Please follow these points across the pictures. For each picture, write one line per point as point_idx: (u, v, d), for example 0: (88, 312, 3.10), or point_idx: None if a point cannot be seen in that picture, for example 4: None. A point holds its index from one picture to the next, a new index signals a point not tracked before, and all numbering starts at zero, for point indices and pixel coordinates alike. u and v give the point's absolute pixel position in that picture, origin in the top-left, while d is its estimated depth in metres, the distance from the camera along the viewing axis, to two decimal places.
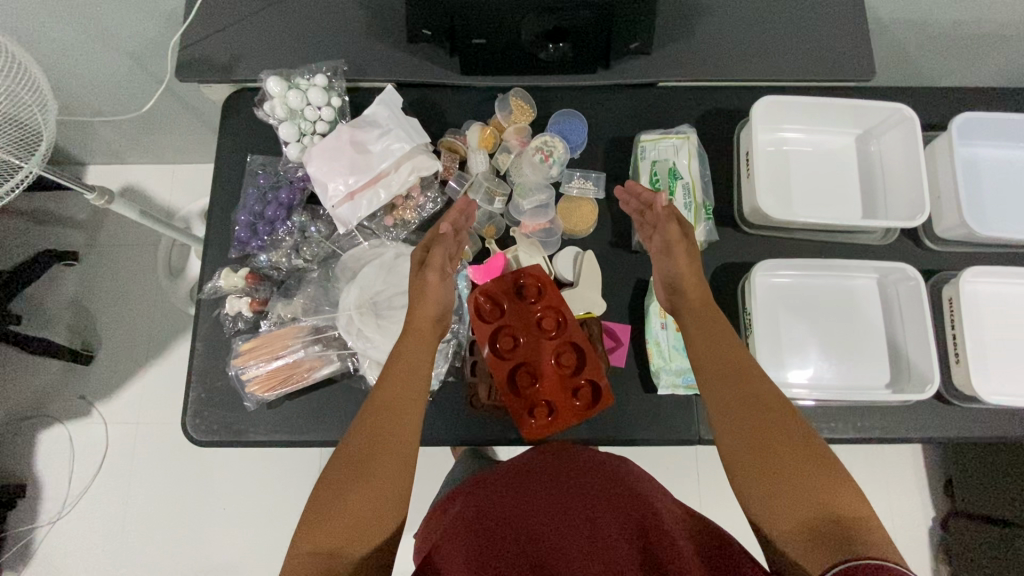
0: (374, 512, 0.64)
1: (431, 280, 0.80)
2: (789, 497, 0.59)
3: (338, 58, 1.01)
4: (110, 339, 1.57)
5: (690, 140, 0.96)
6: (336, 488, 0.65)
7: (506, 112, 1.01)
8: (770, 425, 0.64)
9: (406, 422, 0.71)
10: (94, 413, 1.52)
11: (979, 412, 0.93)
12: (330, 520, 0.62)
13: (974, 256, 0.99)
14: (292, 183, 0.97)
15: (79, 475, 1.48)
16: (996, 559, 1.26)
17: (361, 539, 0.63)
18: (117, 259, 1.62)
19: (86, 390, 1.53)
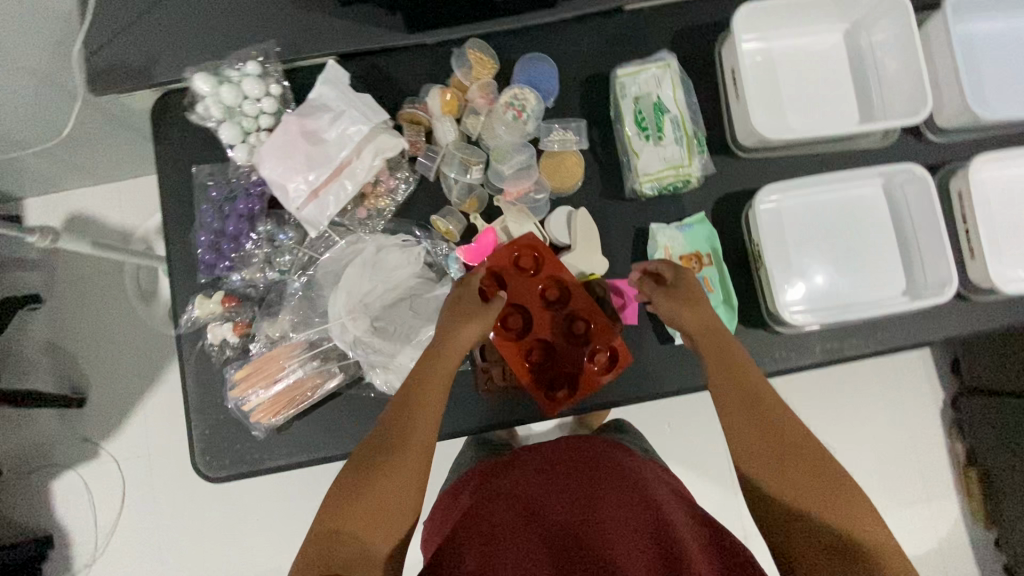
0: (390, 509, 0.61)
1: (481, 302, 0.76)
2: (808, 520, 0.57)
3: (268, 40, 0.90)
4: (99, 377, 1.50)
5: (671, 68, 0.86)
6: (352, 484, 0.62)
7: (466, 68, 0.91)
8: (792, 445, 0.63)
9: (426, 416, 0.68)
10: (103, 455, 1.47)
11: (1000, 302, 0.91)
12: (346, 513, 0.60)
13: (978, 141, 0.94)
14: (248, 189, 0.88)
15: (103, 516, 1.46)
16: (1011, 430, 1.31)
17: (377, 534, 0.60)
18: (85, 294, 1.52)
19: (88, 432, 1.48)
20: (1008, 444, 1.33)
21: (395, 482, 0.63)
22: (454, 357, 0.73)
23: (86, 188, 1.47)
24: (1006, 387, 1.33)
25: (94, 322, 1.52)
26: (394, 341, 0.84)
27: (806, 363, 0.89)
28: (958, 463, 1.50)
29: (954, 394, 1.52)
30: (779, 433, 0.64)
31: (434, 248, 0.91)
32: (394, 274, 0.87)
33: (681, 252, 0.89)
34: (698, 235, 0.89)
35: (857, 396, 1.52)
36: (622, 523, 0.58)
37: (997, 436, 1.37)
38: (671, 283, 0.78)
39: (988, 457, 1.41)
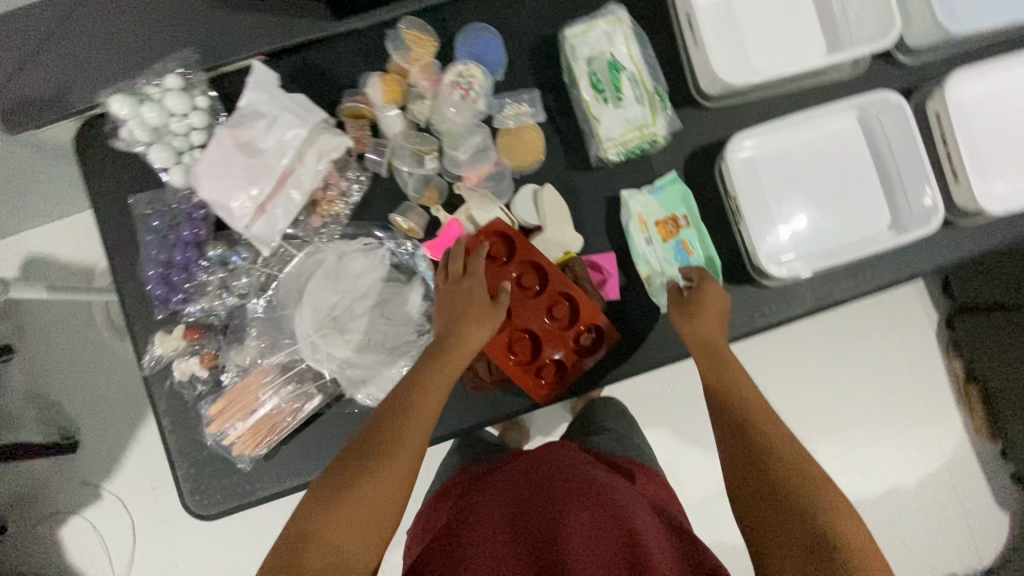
0: (374, 513, 0.56)
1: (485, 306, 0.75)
2: (786, 529, 0.56)
3: (184, 47, 0.82)
4: (87, 419, 1.44)
5: (622, 21, 0.80)
6: (334, 486, 0.57)
7: (403, 50, 0.84)
8: (780, 456, 0.61)
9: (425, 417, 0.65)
10: (106, 496, 1.42)
11: (988, 223, 0.88)
12: (326, 516, 0.55)
13: (951, 57, 0.89)
14: (190, 214, 0.82)
15: (117, 556, 1.42)
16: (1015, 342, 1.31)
17: (358, 540, 0.55)
18: (58, 336, 1.45)
19: (87, 475, 1.43)
20: (1011, 358, 1.32)
21: (383, 483, 0.58)
22: (455, 366, 0.70)
23: (36, 227, 1.38)
24: (1002, 302, 1.34)
25: (73, 363, 1.45)
26: (370, 351, 0.80)
27: (797, 314, 0.87)
28: (958, 382, 1.51)
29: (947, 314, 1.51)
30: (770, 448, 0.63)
31: (398, 248, 0.86)
32: (360, 282, 0.83)
33: (656, 216, 0.85)
34: (671, 197, 0.85)
35: (852, 330, 1.52)
36: (596, 528, 0.60)
37: (998, 351, 1.36)
38: (692, 291, 0.79)
39: (989, 374, 1.41)
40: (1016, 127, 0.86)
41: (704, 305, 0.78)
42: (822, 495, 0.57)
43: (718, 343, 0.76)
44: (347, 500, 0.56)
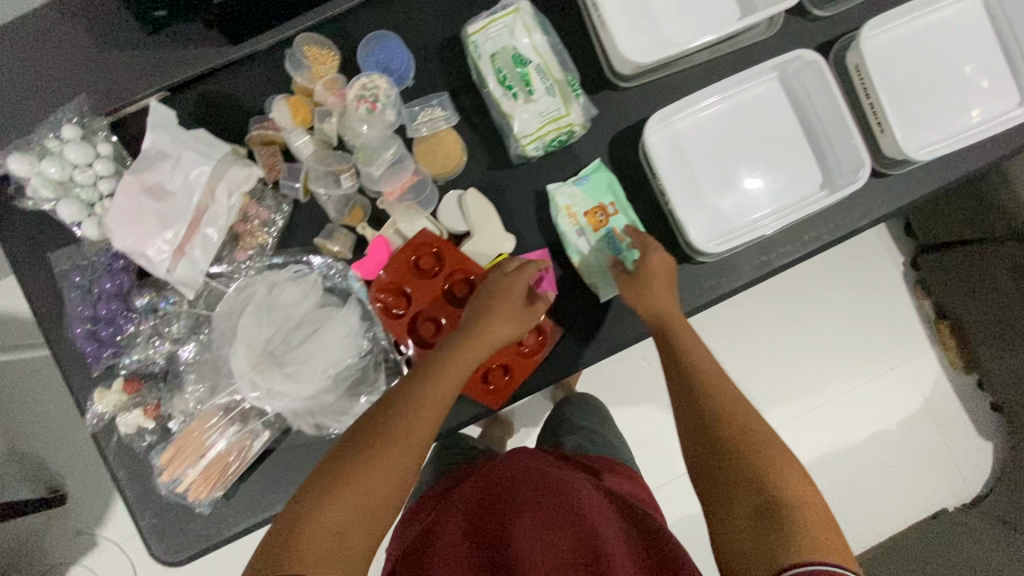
0: (384, 496, 0.56)
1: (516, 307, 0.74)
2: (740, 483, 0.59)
3: (75, 95, 0.79)
4: (73, 469, 1.35)
5: (522, 11, 0.78)
6: (348, 466, 0.56)
7: (304, 69, 0.81)
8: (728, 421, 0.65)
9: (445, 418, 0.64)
10: (101, 543, 1.33)
11: (919, 169, 0.86)
12: (332, 499, 0.54)
13: (867, 3, 0.87)
14: (110, 265, 0.80)
15: None
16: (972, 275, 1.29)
17: (363, 525, 0.54)
18: (29, 389, 1.33)
19: (80, 524, 1.34)
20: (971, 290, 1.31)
21: (392, 468, 0.57)
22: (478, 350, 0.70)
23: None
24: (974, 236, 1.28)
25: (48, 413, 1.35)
26: (311, 381, 0.79)
27: (738, 285, 0.86)
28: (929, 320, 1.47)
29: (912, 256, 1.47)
30: (721, 414, 0.65)
31: (329, 270, 0.84)
32: (294, 311, 0.81)
33: (586, 208, 0.83)
34: (599, 185, 0.83)
35: (819, 280, 1.48)
36: (552, 528, 0.61)
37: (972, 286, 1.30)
38: (634, 268, 0.79)
39: (961, 310, 1.36)
40: (932, 69, 0.85)
41: (650, 278, 0.77)
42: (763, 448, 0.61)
43: (671, 312, 0.76)
44: (363, 479, 0.55)
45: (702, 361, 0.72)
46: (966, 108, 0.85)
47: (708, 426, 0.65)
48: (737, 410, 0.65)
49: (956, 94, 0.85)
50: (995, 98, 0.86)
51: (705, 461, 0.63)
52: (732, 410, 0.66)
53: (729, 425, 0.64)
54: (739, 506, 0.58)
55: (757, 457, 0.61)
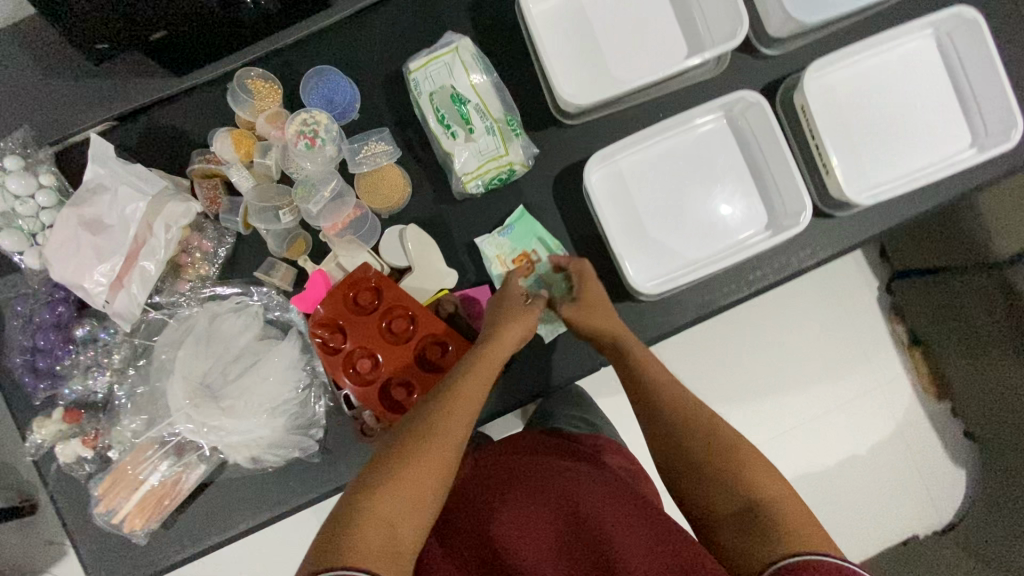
0: (425, 491, 0.55)
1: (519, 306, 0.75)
2: (713, 483, 0.61)
3: (20, 126, 0.80)
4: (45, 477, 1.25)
5: (460, 51, 0.79)
6: (384, 470, 0.56)
7: (247, 103, 0.82)
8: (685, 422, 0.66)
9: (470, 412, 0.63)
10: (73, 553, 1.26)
11: (865, 211, 0.86)
12: (386, 494, 0.53)
13: (816, 42, 0.86)
14: (51, 295, 0.81)
15: None
16: (948, 309, 1.18)
17: (415, 517, 0.54)
18: None
19: (51, 532, 1.26)
20: (950, 323, 1.18)
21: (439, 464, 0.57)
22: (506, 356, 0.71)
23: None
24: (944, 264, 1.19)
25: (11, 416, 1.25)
26: (247, 415, 0.78)
27: (681, 324, 0.85)
28: (901, 347, 1.31)
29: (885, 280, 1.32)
30: (683, 432, 0.65)
31: (269, 301, 0.84)
32: (233, 343, 0.80)
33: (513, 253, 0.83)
34: (524, 231, 0.83)
35: (796, 300, 1.31)
36: (543, 512, 0.58)
37: (947, 317, 1.19)
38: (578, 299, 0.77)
39: (936, 343, 1.24)
40: (879, 110, 0.85)
41: (592, 307, 0.76)
42: (722, 442, 0.63)
43: (618, 331, 0.75)
44: (397, 478, 0.54)
45: (656, 372, 0.72)
46: (912, 149, 0.85)
47: (676, 442, 0.65)
48: (695, 417, 0.66)
49: (904, 135, 0.85)
50: (945, 139, 0.85)
51: (677, 476, 0.65)
52: (691, 419, 0.66)
53: (693, 434, 0.64)
54: (719, 511, 0.60)
55: (720, 450, 0.62)
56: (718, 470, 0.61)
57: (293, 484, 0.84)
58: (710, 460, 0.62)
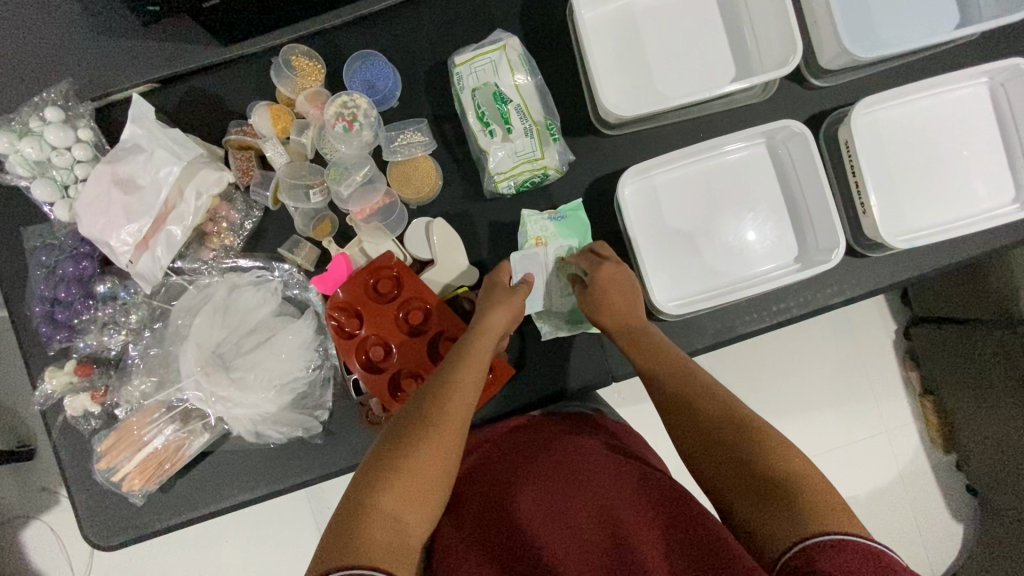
0: (427, 485, 0.54)
1: (508, 298, 0.73)
2: (735, 473, 0.55)
3: (65, 79, 0.81)
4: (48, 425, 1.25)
5: (507, 49, 0.79)
6: (384, 461, 0.55)
7: (289, 78, 0.82)
8: (701, 413, 0.61)
9: (469, 396, 0.62)
10: (65, 502, 1.26)
11: (897, 254, 0.85)
12: (381, 492, 0.52)
13: (867, 78, 0.85)
14: (77, 249, 0.82)
15: (79, 560, 1.25)
16: (964, 362, 1.15)
17: (417, 509, 0.53)
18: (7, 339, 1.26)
19: (46, 479, 1.26)
20: (967, 378, 1.15)
21: (435, 457, 0.56)
22: (493, 337, 0.70)
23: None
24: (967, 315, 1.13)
25: (20, 361, 1.26)
26: (256, 390, 0.78)
27: (699, 348, 0.84)
28: (913, 394, 1.30)
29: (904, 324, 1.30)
30: (693, 418, 0.61)
31: (289, 279, 0.85)
32: (250, 317, 0.80)
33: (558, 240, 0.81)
34: (574, 223, 0.82)
35: (809, 337, 1.29)
36: (561, 501, 0.57)
37: (964, 374, 1.16)
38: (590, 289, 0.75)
39: (952, 401, 1.21)
40: (922, 153, 0.83)
41: (605, 293, 0.74)
42: (735, 429, 0.58)
43: (639, 325, 0.73)
44: (396, 470, 0.53)
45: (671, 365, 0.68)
46: (953, 197, 0.83)
47: (693, 432, 0.60)
48: (709, 399, 0.62)
49: (946, 180, 0.83)
50: (988, 189, 0.83)
51: (693, 457, 0.59)
52: (703, 403, 0.62)
53: (706, 417, 0.60)
54: (734, 493, 0.54)
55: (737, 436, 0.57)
56: (734, 457, 0.56)
57: (293, 462, 0.84)
58: (722, 441, 0.57)
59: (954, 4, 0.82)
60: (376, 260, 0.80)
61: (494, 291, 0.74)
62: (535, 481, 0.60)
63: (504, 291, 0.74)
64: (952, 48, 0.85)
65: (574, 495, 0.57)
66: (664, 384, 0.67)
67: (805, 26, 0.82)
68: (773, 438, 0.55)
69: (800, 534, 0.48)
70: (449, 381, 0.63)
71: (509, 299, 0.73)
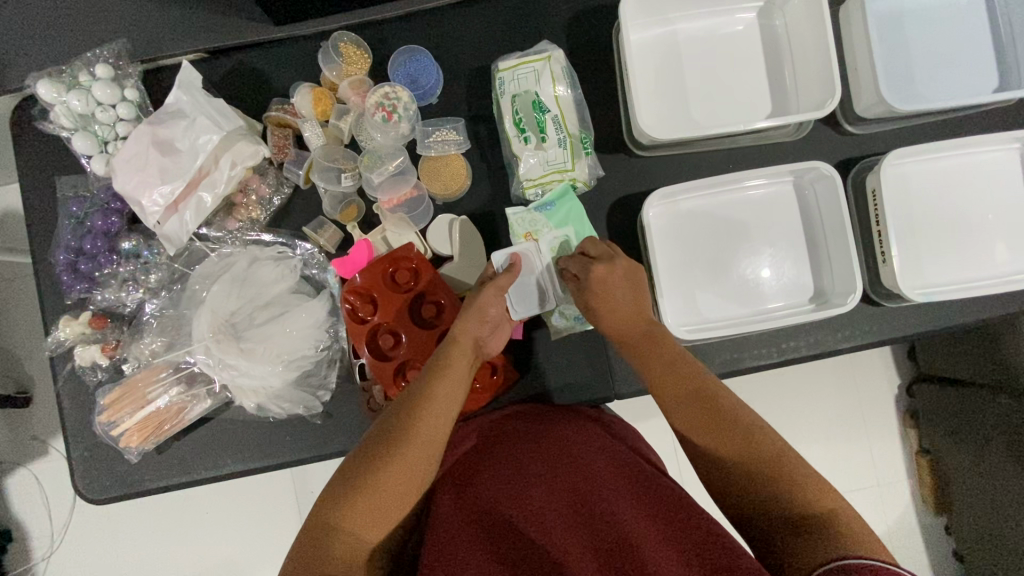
0: (396, 496, 0.55)
1: (479, 299, 0.72)
2: (770, 492, 0.54)
3: (117, 38, 0.82)
4: (48, 374, 1.27)
5: (551, 61, 0.81)
6: (356, 471, 0.55)
7: (335, 64, 0.84)
8: (739, 425, 0.59)
9: (442, 403, 0.62)
10: (54, 453, 1.26)
11: (912, 307, 0.85)
12: (354, 507, 0.53)
13: (899, 131, 0.86)
14: (107, 203, 0.83)
15: (59, 511, 1.26)
16: (961, 428, 1.14)
17: (382, 525, 0.54)
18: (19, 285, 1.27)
19: (37, 429, 1.27)
20: (963, 443, 1.14)
21: (411, 469, 0.56)
22: (468, 348, 0.69)
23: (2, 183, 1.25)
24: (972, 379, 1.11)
25: (31, 307, 1.28)
26: (264, 362, 0.79)
27: None
28: (909, 450, 1.29)
29: (907, 380, 1.30)
30: (712, 451, 0.59)
31: (310, 258, 0.86)
32: (266, 290, 0.81)
33: (547, 232, 0.82)
34: (563, 214, 0.82)
35: (811, 382, 1.29)
36: (559, 498, 0.57)
37: (960, 436, 1.15)
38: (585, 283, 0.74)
39: (949, 464, 1.19)
40: (948, 210, 0.84)
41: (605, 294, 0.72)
42: (773, 458, 0.55)
43: (653, 326, 0.70)
44: (364, 484, 0.54)
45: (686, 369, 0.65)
46: (975, 256, 0.83)
47: (717, 458, 0.59)
48: (733, 428, 0.59)
49: (968, 240, 0.84)
50: (1011, 254, 0.83)
51: (716, 484, 0.59)
52: (723, 433, 0.59)
53: (727, 450, 0.58)
54: (761, 521, 0.54)
55: (778, 457, 0.55)
56: (763, 476, 0.55)
57: (291, 439, 0.85)
58: (744, 476, 0.56)
59: (995, 67, 0.83)
60: (395, 250, 0.81)
61: (474, 298, 0.73)
62: (538, 472, 0.60)
63: (479, 292, 0.74)
64: (987, 110, 0.86)
65: (571, 493, 0.57)
66: (678, 392, 0.64)
67: (845, 73, 0.84)
68: (805, 469, 0.54)
69: (820, 555, 0.47)
70: (424, 391, 0.62)
71: (484, 302, 0.72)
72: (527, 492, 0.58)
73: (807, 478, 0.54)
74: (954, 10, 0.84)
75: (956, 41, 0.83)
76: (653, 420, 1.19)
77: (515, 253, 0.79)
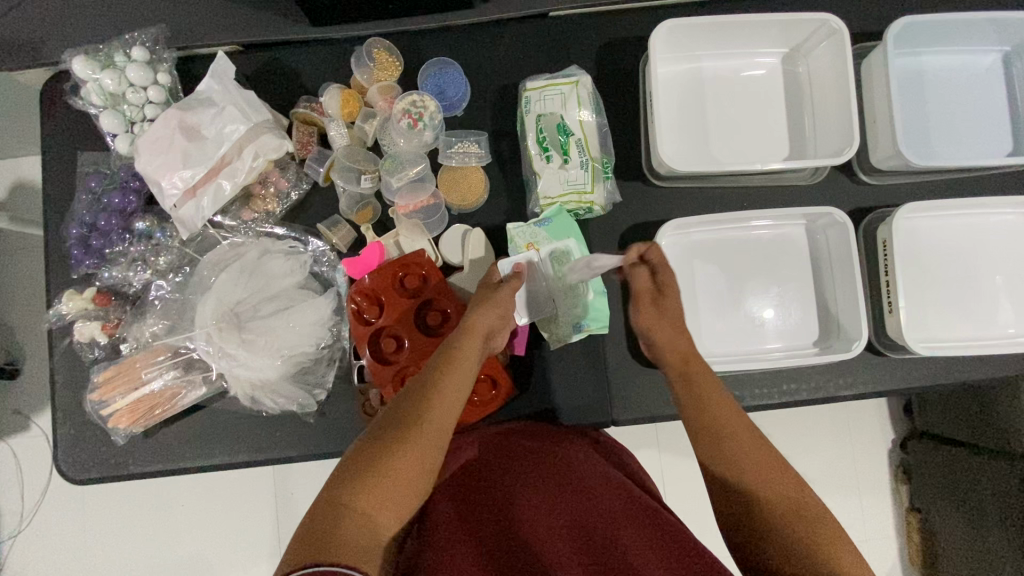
0: (408, 482, 0.53)
1: (492, 299, 0.73)
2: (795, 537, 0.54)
3: (158, 24, 0.84)
4: (41, 348, 1.26)
5: (579, 86, 0.83)
6: (369, 453, 0.53)
7: (367, 69, 0.86)
8: (776, 467, 0.59)
9: (452, 394, 0.61)
10: (34, 430, 1.24)
11: (915, 359, 0.85)
12: (366, 486, 0.51)
13: (912, 185, 0.87)
14: (126, 182, 0.84)
15: (31, 488, 1.23)
16: (954, 489, 1.12)
17: (392, 511, 0.51)
18: (20, 258, 1.27)
19: (21, 403, 1.25)
20: (955, 505, 1.12)
21: (422, 455, 0.55)
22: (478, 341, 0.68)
23: (21, 154, 1.26)
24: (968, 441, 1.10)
25: (30, 280, 1.27)
26: (264, 355, 0.78)
27: None
28: (899, 507, 1.27)
29: (901, 435, 1.29)
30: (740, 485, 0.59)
31: (321, 255, 0.86)
32: (274, 283, 0.81)
33: (547, 244, 0.82)
34: (563, 226, 0.82)
35: (804, 428, 1.28)
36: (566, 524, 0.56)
37: (951, 496, 1.13)
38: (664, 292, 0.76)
39: (938, 524, 1.17)
40: (956, 267, 0.85)
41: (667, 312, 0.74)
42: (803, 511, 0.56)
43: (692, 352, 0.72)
44: (377, 464, 0.52)
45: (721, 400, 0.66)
46: (981, 316, 0.84)
47: (738, 496, 0.58)
48: (770, 469, 0.59)
49: (974, 299, 0.84)
50: (1016, 316, 0.84)
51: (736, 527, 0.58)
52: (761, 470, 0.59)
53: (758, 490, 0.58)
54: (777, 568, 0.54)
55: (806, 506, 0.56)
56: (789, 523, 0.55)
57: (280, 434, 0.84)
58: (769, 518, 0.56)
59: (1011, 134, 0.84)
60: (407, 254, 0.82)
61: (490, 297, 0.74)
62: (550, 493, 0.59)
63: (493, 292, 0.74)
64: (1000, 174, 0.87)
65: (579, 519, 0.56)
66: (717, 419, 0.64)
67: (864, 123, 0.86)
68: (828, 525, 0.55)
69: None
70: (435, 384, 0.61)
71: (500, 301, 0.73)
72: (537, 513, 0.57)
73: (828, 527, 0.55)
74: (975, 75, 0.86)
75: (974, 105, 0.85)
76: (642, 451, 1.18)
77: (518, 262, 0.80)
